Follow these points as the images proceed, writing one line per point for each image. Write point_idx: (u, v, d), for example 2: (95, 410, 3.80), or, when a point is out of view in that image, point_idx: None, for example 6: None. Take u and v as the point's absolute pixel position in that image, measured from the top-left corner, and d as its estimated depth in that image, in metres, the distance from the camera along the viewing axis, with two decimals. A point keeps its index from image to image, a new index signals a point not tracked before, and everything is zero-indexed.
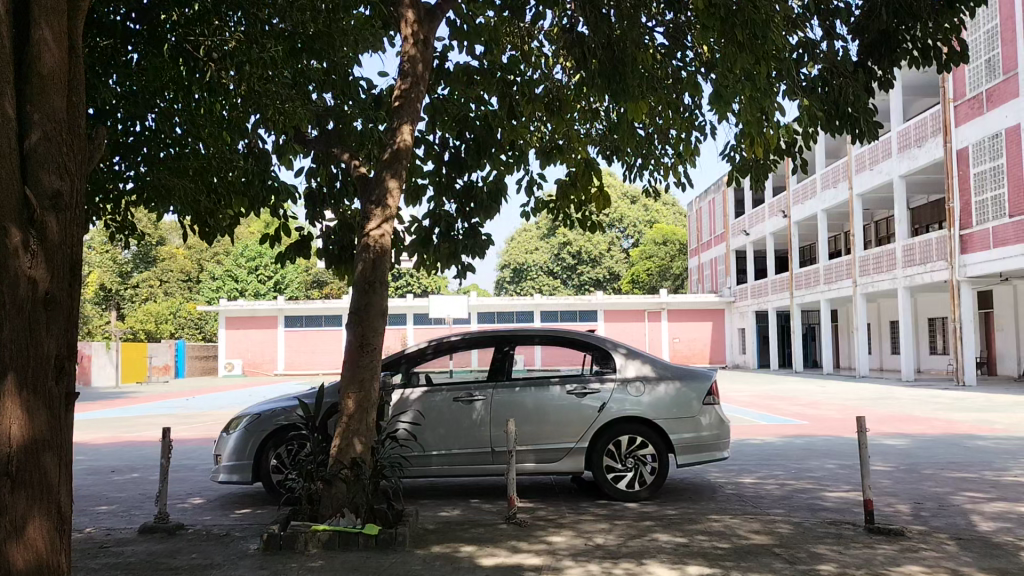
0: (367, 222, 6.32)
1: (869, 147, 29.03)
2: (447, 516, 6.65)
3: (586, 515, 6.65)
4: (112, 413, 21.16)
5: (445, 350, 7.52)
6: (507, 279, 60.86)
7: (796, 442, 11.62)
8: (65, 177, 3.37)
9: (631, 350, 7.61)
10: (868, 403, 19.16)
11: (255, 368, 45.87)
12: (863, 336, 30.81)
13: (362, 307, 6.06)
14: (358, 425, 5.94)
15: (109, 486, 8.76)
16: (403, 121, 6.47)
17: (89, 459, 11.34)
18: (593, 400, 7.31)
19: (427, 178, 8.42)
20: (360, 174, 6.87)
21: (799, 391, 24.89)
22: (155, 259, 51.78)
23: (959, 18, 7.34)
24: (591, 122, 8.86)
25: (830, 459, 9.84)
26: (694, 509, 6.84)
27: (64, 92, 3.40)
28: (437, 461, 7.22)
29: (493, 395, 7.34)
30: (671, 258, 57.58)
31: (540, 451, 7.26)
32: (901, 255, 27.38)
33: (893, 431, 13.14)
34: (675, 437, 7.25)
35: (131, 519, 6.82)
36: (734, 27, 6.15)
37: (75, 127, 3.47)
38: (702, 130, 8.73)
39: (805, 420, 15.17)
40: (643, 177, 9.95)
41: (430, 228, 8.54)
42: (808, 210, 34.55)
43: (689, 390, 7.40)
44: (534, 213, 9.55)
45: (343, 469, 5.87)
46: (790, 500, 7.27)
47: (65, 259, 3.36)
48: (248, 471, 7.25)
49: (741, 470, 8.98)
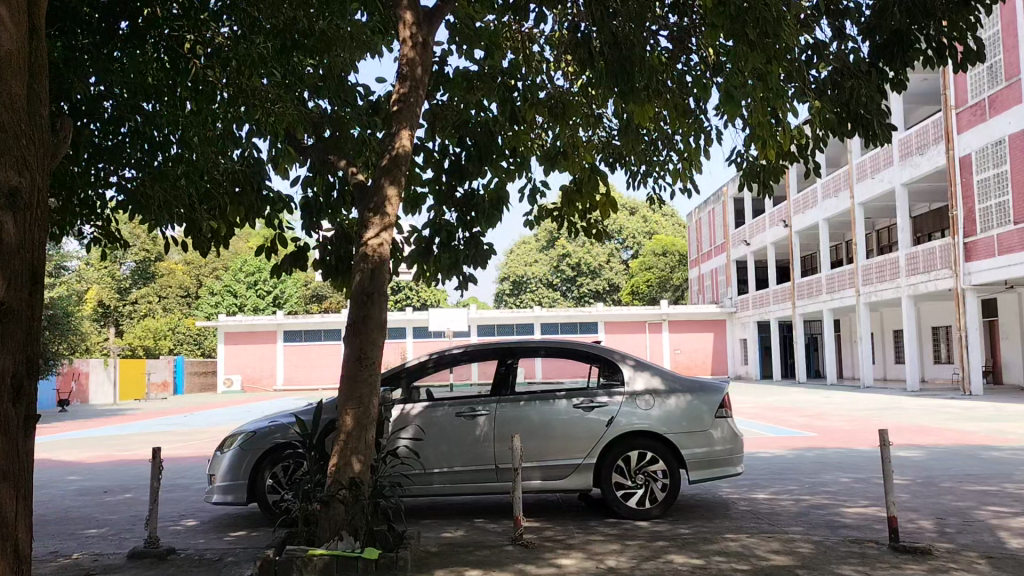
0: (365, 230, 6.05)
1: (871, 155, 28.86)
2: (450, 538, 6.36)
3: (596, 535, 6.36)
4: (107, 430, 20.80)
5: (447, 363, 7.29)
6: (507, 292, 60.60)
7: (806, 456, 11.32)
8: (25, 172, 3.13)
9: (639, 362, 7.35)
10: (874, 413, 18.89)
11: (254, 384, 45.52)
12: (867, 345, 30.50)
13: (359, 318, 5.79)
14: (356, 443, 5.67)
15: (100, 507, 8.45)
16: (401, 125, 6.22)
17: (81, 478, 11.07)
18: (601, 414, 7.04)
19: (427, 186, 8.18)
20: (358, 182, 6.61)
21: (804, 402, 24.59)
22: (153, 275, 51.44)
23: (975, 16, 7.01)
24: (595, 128, 8.60)
25: (843, 473, 9.56)
26: (708, 528, 6.55)
27: (23, 75, 3.16)
28: (439, 480, 6.93)
29: (497, 410, 7.06)
30: (671, 270, 57.24)
31: (546, 468, 6.97)
32: (904, 263, 27.11)
33: (905, 442, 12.84)
34: (686, 452, 6.97)
35: (121, 543, 6.52)
36: (745, 24, 5.77)
37: (35, 119, 3.24)
38: (709, 135, 8.51)
39: (814, 432, 14.89)
40: (646, 185, 9.72)
41: (429, 239, 8.28)
42: (809, 219, 34.35)
43: (700, 403, 7.12)
44: (535, 222, 9.28)
45: (341, 490, 5.60)
46: (808, 517, 6.98)
47: (25, 262, 3.13)
48: (243, 492, 6.96)
49: (753, 485, 8.69)
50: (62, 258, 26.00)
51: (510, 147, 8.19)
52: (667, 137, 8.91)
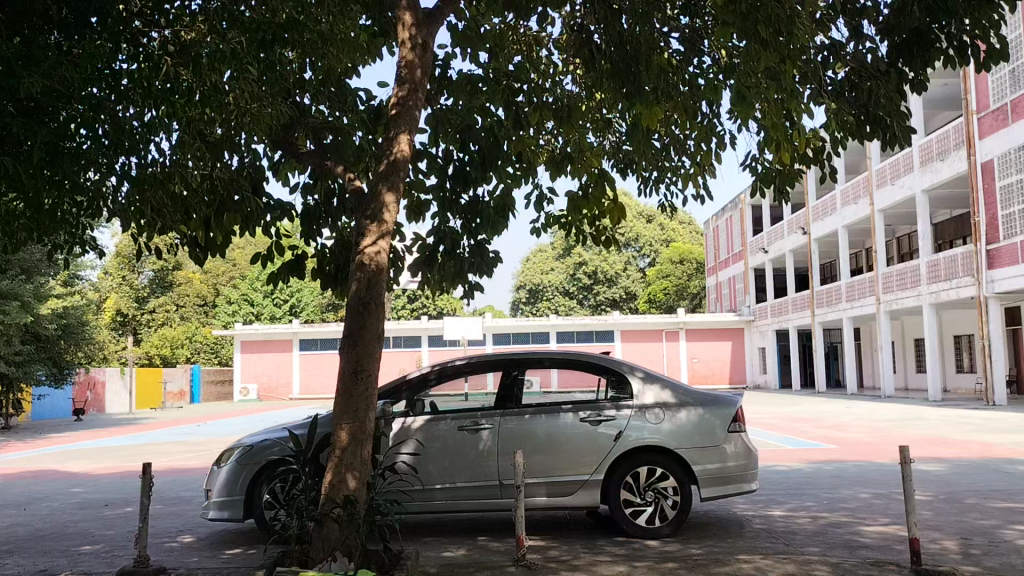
0: (361, 239, 5.82)
1: (890, 161, 28.44)
2: (451, 557, 6.12)
3: (603, 555, 6.08)
4: (119, 441, 20.72)
5: (451, 374, 7.06)
6: (523, 300, 60.48)
7: (824, 469, 11.02)
8: None
9: (649, 374, 7.08)
10: (895, 424, 18.50)
11: (270, 393, 45.51)
12: (887, 354, 30.00)
13: (355, 330, 5.57)
14: (351, 459, 5.45)
15: (97, 522, 8.27)
16: (400, 131, 6.00)
17: (86, 490, 10.91)
18: (609, 428, 6.78)
19: (431, 193, 7.96)
20: (355, 189, 6.41)
21: (824, 412, 24.16)
22: (170, 283, 51.85)
23: (999, 12, 6.66)
24: (604, 133, 8.37)
25: (863, 488, 9.24)
26: (721, 548, 6.26)
27: None
28: (441, 496, 6.70)
29: (500, 423, 6.82)
30: (689, 278, 56.50)
31: (552, 484, 6.71)
32: (925, 271, 26.63)
33: (927, 455, 12.49)
34: (698, 468, 6.70)
35: (112, 562, 6.31)
36: (756, 22, 5.50)
37: None
38: (723, 138, 8.28)
39: (832, 444, 14.57)
40: (658, 191, 9.47)
41: (434, 246, 8.06)
42: (828, 226, 33.92)
43: (712, 416, 6.85)
44: (544, 229, 9.05)
45: (335, 508, 5.38)
46: (825, 536, 6.68)
47: None
48: (239, 508, 6.76)
49: (769, 501, 8.40)
50: (79, 267, 26.07)
51: (514, 153, 7.98)
52: (681, 142, 8.65)
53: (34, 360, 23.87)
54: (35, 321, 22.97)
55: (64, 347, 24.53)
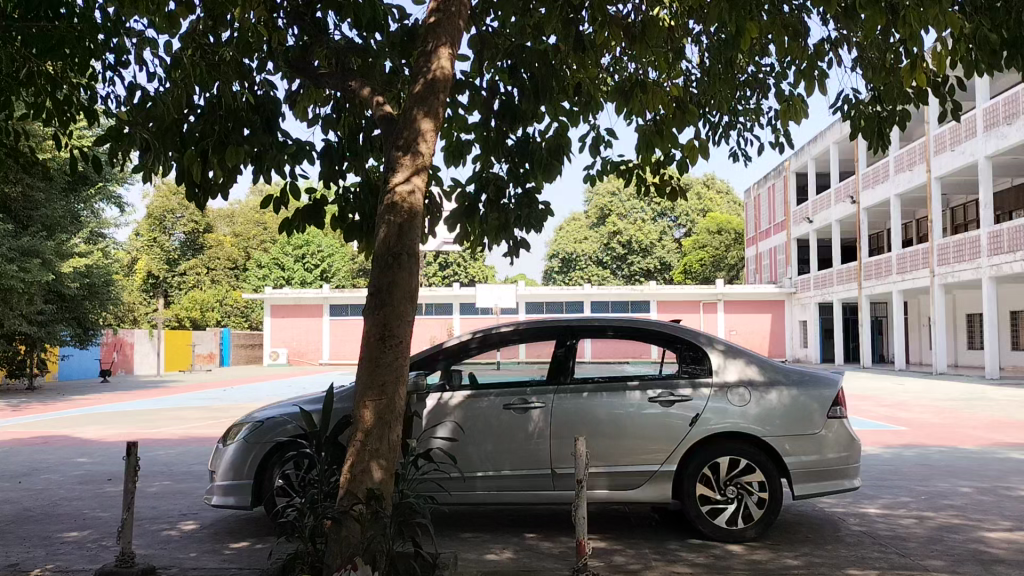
0: (391, 175, 4.70)
1: (950, 126, 26.71)
2: (495, 562, 5.11)
3: (679, 566, 5.02)
4: (139, 405, 19.97)
5: (494, 342, 6.03)
6: (556, 270, 59.47)
7: (907, 456, 9.84)
8: None
9: (730, 346, 5.97)
10: (964, 404, 17.24)
11: (300, 358, 45.00)
12: (942, 329, 28.41)
13: (383, 286, 4.50)
14: (376, 445, 4.40)
15: (94, 501, 7.37)
16: (441, 40, 4.88)
17: (92, 461, 10.03)
18: (683, 410, 5.67)
19: (473, 132, 6.80)
20: (384, 114, 5.25)
21: (877, 388, 22.88)
22: (202, 246, 51.12)
23: None
24: (673, 66, 7.08)
25: (962, 480, 8.06)
26: (822, 558, 5.18)
27: None
28: (482, 486, 5.68)
29: (554, 401, 5.73)
30: (727, 249, 54.49)
31: (615, 475, 5.64)
32: (985, 242, 25.00)
33: (1010, 441, 11.27)
34: (790, 459, 5.60)
35: (96, 556, 5.35)
36: None
37: None
38: (833, 56, 6.96)
39: (902, 425, 13.40)
40: (727, 140, 8.23)
41: (474, 196, 6.90)
42: (880, 194, 32.24)
43: (807, 399, 5.73)
44: (598, 174, 7.81)
45: (356, 505, 4.35)
46: (944, 544, 5.54)
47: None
48: (247, 494, 5.78)
49: (859, 497, 7.27)
50: (103, 224, 25.29)
51: (573, 85, 6.84)
52: (761, 82, 7.55)
53: (57, 321, 23.25)
54: (57, 279, 22.12)
55: (88, 308, 23.95)
